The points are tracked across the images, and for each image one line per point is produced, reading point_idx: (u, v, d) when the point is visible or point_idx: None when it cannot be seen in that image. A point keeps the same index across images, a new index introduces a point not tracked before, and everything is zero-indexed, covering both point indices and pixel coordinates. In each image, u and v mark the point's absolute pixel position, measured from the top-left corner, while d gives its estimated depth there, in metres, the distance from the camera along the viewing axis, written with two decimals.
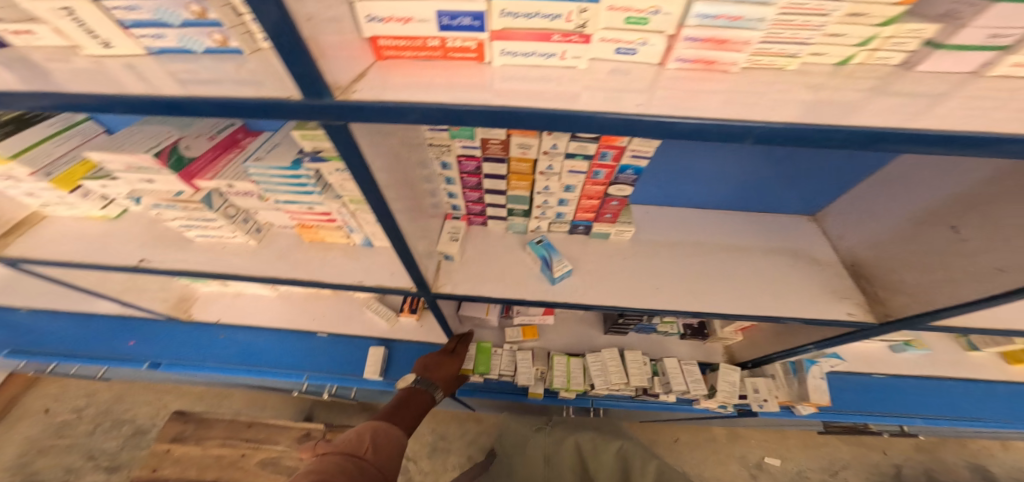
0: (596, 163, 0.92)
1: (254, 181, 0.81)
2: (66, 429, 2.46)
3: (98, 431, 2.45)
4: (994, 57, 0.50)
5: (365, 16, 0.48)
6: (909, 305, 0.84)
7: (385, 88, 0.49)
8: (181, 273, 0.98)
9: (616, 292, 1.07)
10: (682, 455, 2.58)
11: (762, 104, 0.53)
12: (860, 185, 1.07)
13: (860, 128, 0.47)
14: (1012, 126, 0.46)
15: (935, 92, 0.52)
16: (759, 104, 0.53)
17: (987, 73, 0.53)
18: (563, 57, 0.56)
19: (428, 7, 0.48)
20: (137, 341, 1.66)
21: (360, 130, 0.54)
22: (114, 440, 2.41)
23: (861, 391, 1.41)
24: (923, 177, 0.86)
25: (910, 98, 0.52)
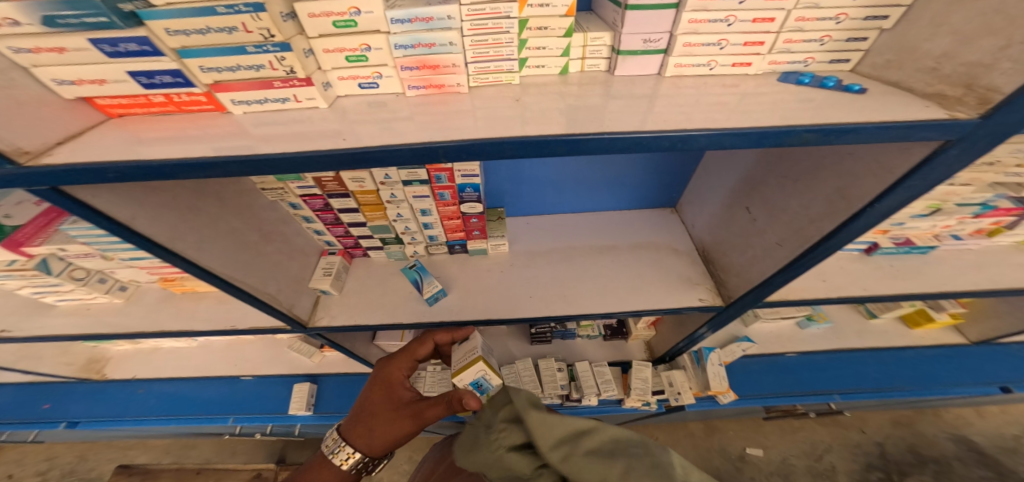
0: (436, 186, 0.96)
1: (85, 243, 0.86)
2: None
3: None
4: (661, 59, 0.62)
5: (52, 81, 0.51)
6: (738, 286, 0.92)
7: (98, 149, 0.52)
8: (45, 340, 1.01)
9: (489, 306, 1.09)
10: None
11: (477, 120, 0.59)
12: (693, 177, 1.15)
13: (521, 138, 0.53)
14: (662, 126, 0.53)
15: (645, 94, 0.61)
16: (470, 122, 0.58)
17: (665, 75, 0.63)
18: (298, 100, 0.60)
19: (118, 70, 0.51)
20: (53, 404, 1.59)
21: (102, 195, 0.57)
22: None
23: (779, 372, 1.56)
24: (725, 167, 0.98)
25: (618, 99, 0.61)
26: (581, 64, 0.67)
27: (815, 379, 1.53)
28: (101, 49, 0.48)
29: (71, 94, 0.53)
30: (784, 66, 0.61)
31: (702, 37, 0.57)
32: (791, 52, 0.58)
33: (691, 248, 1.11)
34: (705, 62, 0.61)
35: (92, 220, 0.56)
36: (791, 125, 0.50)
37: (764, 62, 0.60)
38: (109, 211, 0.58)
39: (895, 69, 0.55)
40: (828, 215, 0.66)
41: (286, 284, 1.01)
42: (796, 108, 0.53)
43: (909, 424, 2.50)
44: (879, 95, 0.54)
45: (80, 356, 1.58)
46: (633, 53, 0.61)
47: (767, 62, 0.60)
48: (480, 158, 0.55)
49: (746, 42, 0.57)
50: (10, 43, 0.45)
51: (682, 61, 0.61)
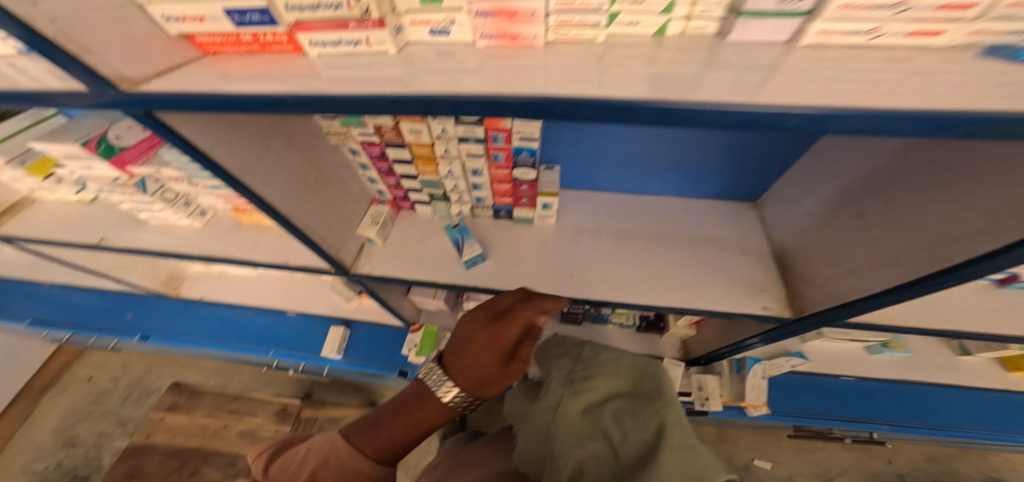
0: (492, 146, 0.92)
1: (176, 168, 0.94)
2: (103, 397, 2.52)
3: (129, 400, 2.50)
4: (801, 25, 0.50)
5: (162, 18, 0.53)
6: (819, 299, 0.79)
7: (190, 81, 0.54)
8: (137, 252, 1.14)
9: (529, 280, 1.06)
10: None
11: (545, 76, 0.53)
12: (793, 168, 0.96)
13: (599, 100, 0.47)
14: (770, 98, 0.44)
15: (765, 64, 0.50)
16: (530, 80, 0.53)
17: (800, 43, 0.52)
18: (369, 44, 0.56)
19: (215, 7, 0.51)
20: (134, 315, 1.88)
21: (190, 124, 0.60)
22: (141, 408, 2.45)
23: (822, 391, 1.47)
24: (842, 158, 0.78)
25: (736, 69, 0.50)
26: (684, 27, 0.56)
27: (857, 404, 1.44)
28: None
29: (176, 31, 0.55)
30: (999, 37, 0.46)
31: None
32: (1013, 20, 0.43)
33: (767, 250, 0.97)
34: (867, 31, 0.47)
35: (181, 148, 0.60)
36: (982, 107, 0.38)
37: (961, 33, 0.45)
38: (190, 137, 0.60)
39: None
40: (976, 234, 0.50)
41: (336, 226, 1.04)
42: (984, 87, 0.41)
43: (944, 461, 2.27)
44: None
45: (163, 272, 1.80)
46: (758, 12, 0.48)
47: (965, 32, 0.45)
48: (544, 118, 0.50)
49: (943, 5, 0.42)
50: None
51: (829, 28, 0.48)
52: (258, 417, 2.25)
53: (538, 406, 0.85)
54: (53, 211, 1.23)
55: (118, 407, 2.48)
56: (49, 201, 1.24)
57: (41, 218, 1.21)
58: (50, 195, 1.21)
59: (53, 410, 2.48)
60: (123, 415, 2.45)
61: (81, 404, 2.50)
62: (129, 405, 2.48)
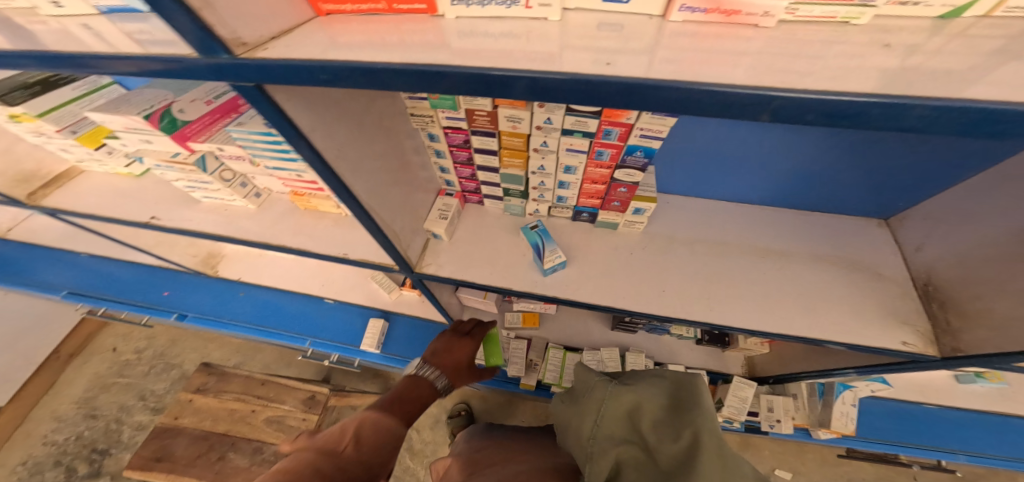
0: (599, 141, 0.80)
1: (242, 146, 0.85)
2: (127, 369, 2.49)
3: (152, 373, 2.47)
4: None
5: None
6: (986, 341, 0.66)
7: (307, 47, 0.43)
8: (188, 233, 1.05)
9: (616, 291, 0.95)
10: None
11: (745, 59, 0.40)
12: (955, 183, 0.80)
13: (904, 102, 0.31)
14: None
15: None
16: (794, 70, 0.37)
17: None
18: (528, 6, 0.45)
19: None
20: (170, 293, 1.82)
21: (294, 100, 0.50)
22: (164, 382, 2.43)
23: (894, 419, 1.35)
24: None
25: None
26: (991, 8, 0.39)
27: (938, 434, 1.30)
28: None
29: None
30: None
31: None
32: None
33: (906, 278, 0.83)
34: None
35: (280, 128, 0.50)
36: None
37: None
38: (294, 116, 0.50)
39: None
40: None
41: (407, 223, 0.95)
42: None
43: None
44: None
45: (201, 250, 1.73)
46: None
47: None
48: (814, 125, 0.35)
49: None
50: None
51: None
52: (287, 404, 2.17)
53: (580, 410, 0.77)
54: (100, 183, 1.15)
55: (142, 381, 2.45)
56: (96, 173, 1.16)
57: (86, 192, 1.13)
58: (98, 167, 1.13)
59: (79, 376, 2.46)
60: (144, 389, 2.41)
61: (106, 375, 2.47)
62: (151, 379, 2.45)
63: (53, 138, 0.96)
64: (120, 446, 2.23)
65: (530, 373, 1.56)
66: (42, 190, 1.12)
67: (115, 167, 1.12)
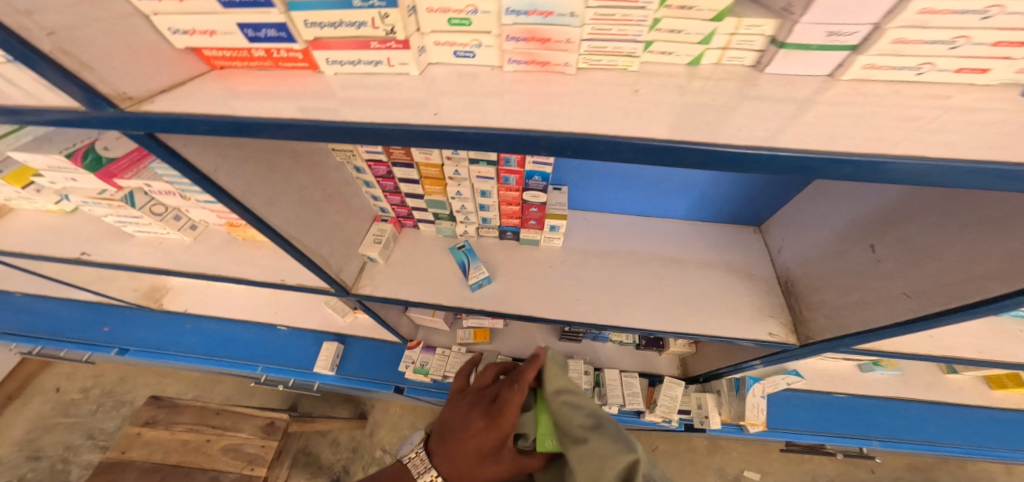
0: (503, 169, 0.89)
1: (167, 182, 0.88)
2: (73, 409, 2.37)
3: (100, 411, 2.36)
4: (844, 57, 0.46)
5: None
6: (825, 328, 0.78)
7: (193, 101, 0.50)
8: (120, 267, 1.07)
9: (536, 302, 1.03)
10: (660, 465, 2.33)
11: (562, 110, 0.51)
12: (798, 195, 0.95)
13: (637, 140, 0.45)
14: (809, 141, 0.43)
15: (796, 98, 0.48)
16: (569, 112, 0.51)
17: (842, 77, 0.48)
18: (390, 64, 0.54)
19: (227, 21, 0.48)
20: (111, 329, 1.74)
21: (192, 145, 0.56)
22: (113, 420, 2.31)
23: (817, 409, 1.44)
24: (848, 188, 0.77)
25: (765, 102, 0.49)
26: (719, 56, 0.53)
27: (856, 421, 1.40)
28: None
29: (182, 44, 0.52)
30: None
31: (928, 34, 0.39)
32: None
33: (773, 276, 0.96)
34: (916, 66, 0.44)
35: (181, 170, 0.55)
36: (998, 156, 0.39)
37: (1011, 69, 0.42)
38: (195, 161, 0.57)
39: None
40: (996, 275, 0.50)
41: (339, 247, 0.99)
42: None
43: (924, 470, 2.30)
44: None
45: (144, 283, 1.70)
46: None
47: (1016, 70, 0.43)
48: (582, 157, 0.48)
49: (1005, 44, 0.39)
50: None
51: (878, 62, 0.44)
52: (244, 432, 1.78)
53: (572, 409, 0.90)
54: (31, 220, 1.15)
55: (89, 419, 2.33)
56: (27, 211, 1.16)
57: (16, 231, 1.13)
58: (28, 205, 1.13)
59: (20, 419, 2.33)
60: (93, 427, 2.30)
61: (49, 415, 2.34)
62: (100, 416, 2.34)
63: None
64: None
65: None
66: None
67: (45, 205, 1.13)
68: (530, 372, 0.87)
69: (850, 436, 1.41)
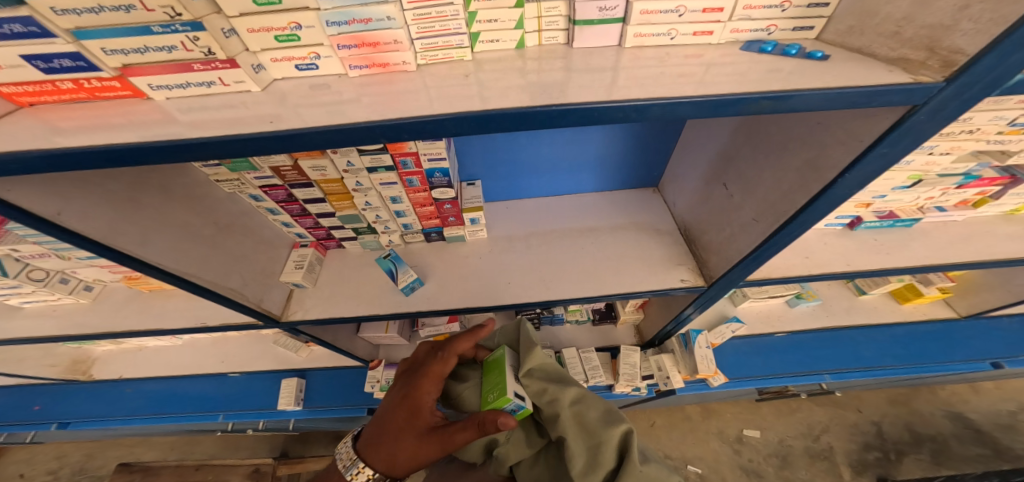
0: (403, 172, 0.91)
1: (36, 243, 0.83)
2: None
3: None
4: (620, 29, 0.61)
5: None
6: (719, 264, 0.87)
7: (5, 139, 0.47)
8: (14, 342, 0.98)
9: (468, 294, 1.06)
10: (661, 439, 2.35)
11: (407, 102, 0.56)
12: (675, 151, 1.08)
13: (462, 114, 0.50)
14: (610, 98, 0.51)
15: (605, 66, 0.59)
16: (409, 105, 0.55)
17: (625, 45, 0.62)
18: (224, 83, 0.55)
19: (9, 53, 0.45)
20: (42, 406, 1.58)
21: (19, 189, 0.51)
22: None
23: (771, 354, 1.55)
24: (702, 139, 0.91)
25: (585, 73, 0.59)
26: (538, 38, 0.64)
27: (809, 359, 1.52)
28: None
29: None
30: (746, 34, 0.60)
31: (659, 4, 0.56)
32: (752, 20, 0.58)
33: (674, 227, 1.05)
34: (666, 32, 0.60)
35: (25, 223, 0.52)
36: (731, 94, 0.49)
37: (726, 31, 0.59)
38: (29, 206, 0.52)
39: (857, 36, 0.55)
40: (800, 189, 0.64)
41: (253, 278, 0.96)
42: (751, 76, 0.52)
43: (904, 403, 2.41)
44: (841, 62, 0.54)
45: (64, 357, 1.57)
46: None
47: (728, 30, 0.59)
48: (421, 138, 0.52)
49: (705, 9, 0.56)
50: None
51: (641, 30, 0.60)
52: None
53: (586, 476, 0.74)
54: None
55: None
56: None
57: None
58: None
59: None
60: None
61: None
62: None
63: None
64: None
65: None
66: None
67: None
68: (466, 343, 0.82)
69: (806, 374, 1.53)
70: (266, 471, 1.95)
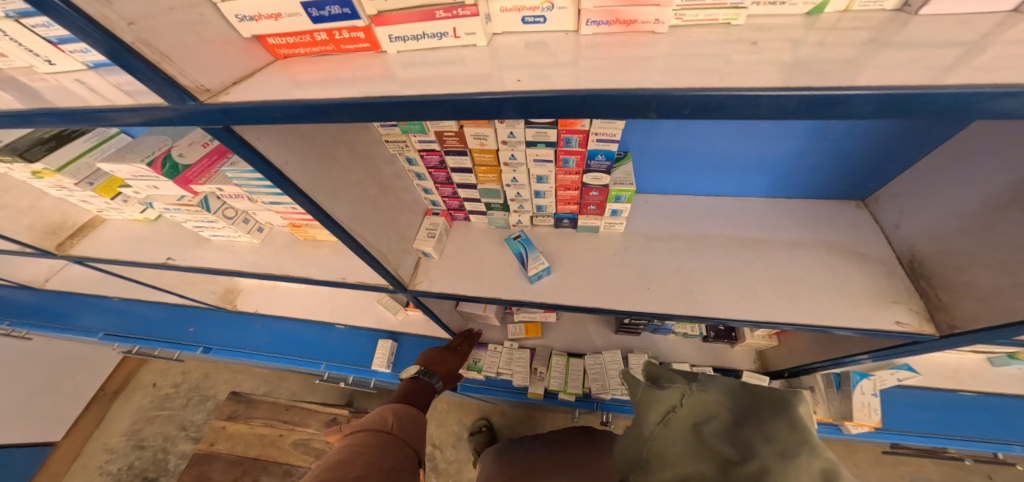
0: (562, 150, 0.82)
1: (238, 185, 0.91)
2: (167, 402, 2.67)
3: (190, 405, 2.63)
4: None
5: None
6: (977, 314, 0.64)
7: (267, 90, 0.49)
8: (198, 269, 1.12)
9: (601, 292, 0.95)
10: None
11: (653, 71, 0.44)
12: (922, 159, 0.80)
13: (762, 93, 0.37)
14: (989, 76, 0.35)
15: (967, 41, 0.40)
16: (653, 66, 0.45)
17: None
18: (456, 35, 0.50)
19: (291, 1, 0.46)
20: (196, 329, 1.86)
21: (264, 137, 0.55)
22: (201, 413, 2.59)
23: (944, 409, 1.22)
24: (996, 141, 0.63)
25: (924, 48, 0.40)
26: (848, 2, 0.46)
27: (1004, 426, 1.17)
28: None
29: (248, 31, 0.50)
30: None
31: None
32: None
33: (892, 257, 0.81)
34: None
35: (257, 165, 0.54)
36: None
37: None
38: (266, 154, 0.55)
39: None
40: None
41: (395, 242, 0.97)
42: None
43: None
44: None
45: (220, 286, 1.80)
46: None
47: None
48: (708, 117, 0.40)
49: None
50: None
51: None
52: (311, 427, 2.29)
53: None
54: (121, 230, 1.23)
55: (182, 412, 2.61)
56: (116, 221, 1.24)
57: (107, 238, 1.21)
58: (117, 215, 1.21)
59: (126, 411, 2.65)
60: (185, 419, 2.58)
61: (148, 408, 2.65)
62: (190, 410, 2.61)
63: (73, 191, 1.02)
64: (167, 474, 2.39)
65: (535, 383, 1.46)
66: (69, 241, 1.19)
67: (132, 214, 1.21)
68: None
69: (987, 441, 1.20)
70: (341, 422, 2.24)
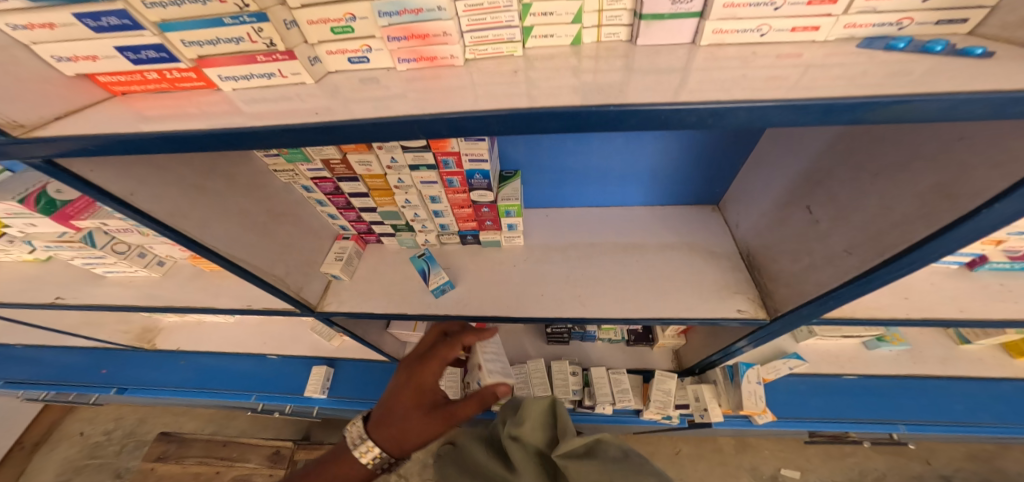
0: (444, 172, 0.88)
1: (122, 218, 0.90)
2: (98, 450, 2.43)
3: (125, 452, 2.41)
4: (696, 25, 0.51)
5: (5, 25, 0.46)
6: (789, 297, 0.75)
7: (95, 125, 0.52)
8: (93, 307, 1.08)
9: (497, 302, 1.00)
10: (687, 469, 2.15)
11: (443, 100, 0.50)
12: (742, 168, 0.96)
13: (509, 113, 0.45)
14: (681, 96, 0.43)
15: (675, 66, 0.50)
16: (447, 98, 0.51)
17: (700, 43, 0.53)
18: (283, 75, 0.55)
19: (105, 45, 0.49)
20: (109, 370, 1.75)
21: (99, 169, 0.57)
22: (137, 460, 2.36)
23: (831, 394, 1.34)
24: (782, 155, 0.79)
25: (644, 73, 0.50)
26: (597, 35, 0.56)
27: (881, 405, 1.30)
28: (87, 24, 0.46)
29: (72, 70, 0.53)
30: (869, 29, 0.48)
31: None
32: (877, 12, 0.46)
33: (733, 251, 0.94)
34: (755, 28, 0.49)
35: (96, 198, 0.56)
36: (844, 97, 0.39)
37: (837, 27, 0.48)
38: (104, 184, 0.57)
39: None
40: (921, 218, 0.51)
41: (297, 266, 0.99)
42: (877, 77, 0.41)
43: (987, 459, 2.07)
44: (1010, 58, 0.41)
45: (135, 325, 1.72)
46: None
47: (840, 26, 0.48)
48: (461, 137, 0.48)
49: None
50: (6, 19, 0.45)
51: (723, 26, 0.49)
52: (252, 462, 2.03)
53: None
54: (10, 271, 1.17)
55: (115, 459, 2.39)
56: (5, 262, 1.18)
57: None
58: (4, 257, 1.15)
59: (48, 464, 2.40)
60: (120, 467, 2.36)
61: (75, 458, 2.41)
62: (124, 457, 2.39)
63: None
64: None
65: None
66: None
67: (21, 255, 1.16)
68: (472, 337, 0.87)
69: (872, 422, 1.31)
70: (286, 453, 2.03)
